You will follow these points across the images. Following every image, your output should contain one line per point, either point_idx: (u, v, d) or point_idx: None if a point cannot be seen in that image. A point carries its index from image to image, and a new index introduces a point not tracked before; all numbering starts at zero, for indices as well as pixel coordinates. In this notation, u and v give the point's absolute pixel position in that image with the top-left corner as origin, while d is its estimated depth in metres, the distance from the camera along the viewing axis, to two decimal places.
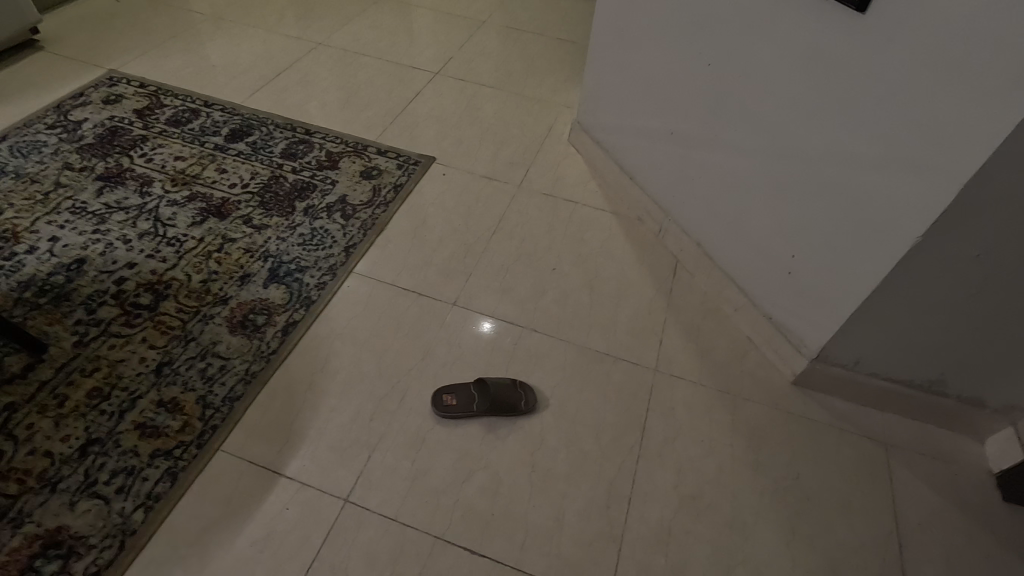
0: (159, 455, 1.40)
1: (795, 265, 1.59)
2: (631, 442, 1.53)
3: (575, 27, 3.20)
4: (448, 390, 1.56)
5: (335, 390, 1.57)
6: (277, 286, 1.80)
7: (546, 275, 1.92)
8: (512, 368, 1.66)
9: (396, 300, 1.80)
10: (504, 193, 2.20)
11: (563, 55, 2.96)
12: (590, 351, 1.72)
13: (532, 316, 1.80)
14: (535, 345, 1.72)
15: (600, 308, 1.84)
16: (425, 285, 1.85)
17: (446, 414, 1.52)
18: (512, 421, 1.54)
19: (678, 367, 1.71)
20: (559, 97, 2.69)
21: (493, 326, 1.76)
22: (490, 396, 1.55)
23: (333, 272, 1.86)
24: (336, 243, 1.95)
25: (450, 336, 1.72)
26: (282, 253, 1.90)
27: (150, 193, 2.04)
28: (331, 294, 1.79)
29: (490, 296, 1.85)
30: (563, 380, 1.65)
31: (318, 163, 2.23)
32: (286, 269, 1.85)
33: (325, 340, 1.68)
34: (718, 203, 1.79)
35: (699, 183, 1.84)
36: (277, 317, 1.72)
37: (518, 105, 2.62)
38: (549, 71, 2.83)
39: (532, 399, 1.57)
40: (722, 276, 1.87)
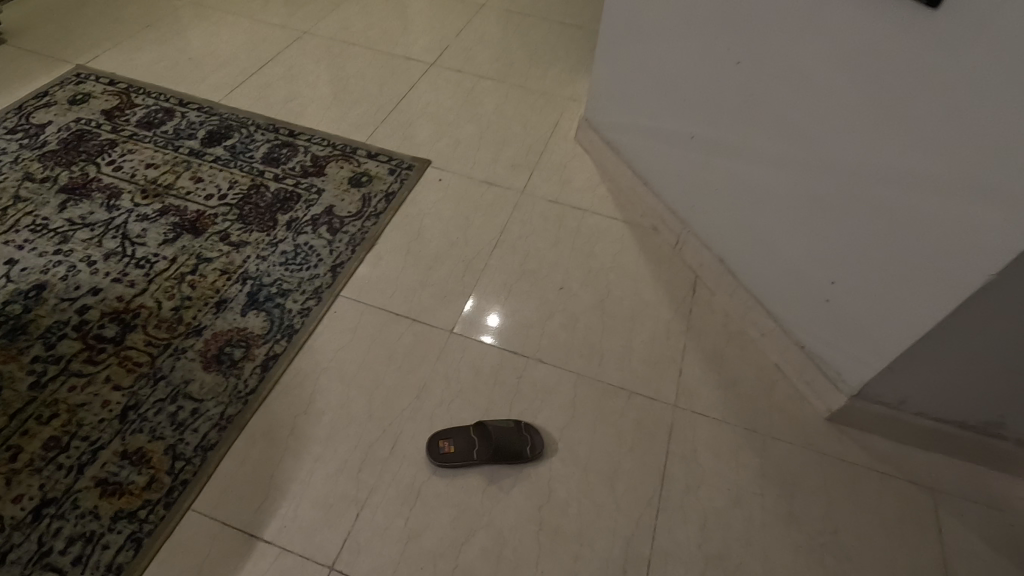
0: (122, 518, 1.26)
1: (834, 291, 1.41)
2: (649, 493, 1.38)
3: (581, 11, 2.97)
4: (445, 434, 1.41)
5: (319, 436, 1.41)
6: (256, 313, 1.63)
7: (553, 295, 1.75)
8: (516, 406, 1.50)
9: (387, 328, 1.63)
10: (506, 201, 2.02)
11: (570, 42, 2.74)
12: (603, 384, 1.56)
13: (538, 344, 1.63)
14: (542, 379, 1.56)
15: (613, 334, 1.67)
16: (420, 309, 1.68)
17: (443, 463, 1.36)
18: (517, 469, 1.39)
19: (700, 402, 1.54)
20: (565, 90, 2.48)
21: (495, 356, 1.59)
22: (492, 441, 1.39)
23: (319, 295, 1.69)
24: (322, 262, 1.78)
25: (448, 370, 1.55)
26: (262, 274, 1.73)
27: (118, 207, 1.87)
28: (316, 322, 1.63)
29: (491, 321, 1.68)
30: (573, 419, 1.48)
31: (302, 169, 2.04)
32: (266, 294, 1.68)
33: (309, 376, 1.51)
34: (745, 217, 1.61)
35: (724, 193, 1.65)
36: (255, 350, 1.55)
37: (521, 99, 2.41)
38: (554, 61, 2.61)
39: (539, 444, 1.41)
40: (747, 296, 1.69)
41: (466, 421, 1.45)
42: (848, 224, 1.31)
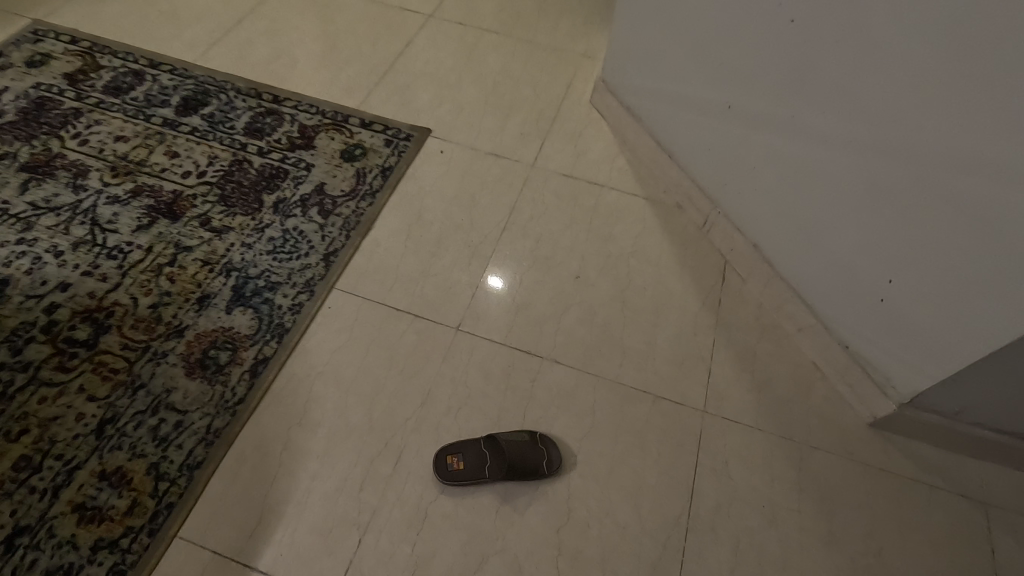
0: (103, 547, 1.16)
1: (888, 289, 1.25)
2: (677, 511, 1.26)
3: None
4: (453, 448, 1.29)
5: (316, 451, 1.29)
6: (243, 310, 1.48)
7: (569, 286, 1.59)
8: (530, 414, 1.37)
9: (387, 325, 1.48)
10: (515, 176, 1.82)
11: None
12: (624, 388, 1.42)
13: (553, 343, 1.48)
14: (558, 383, 1.42)
15: (636, 330, 1.52)
16: (423, 304, 1.53)
17: (451, 480, 1.25)
18: (533, 487, 1.27)
19: (730, 407, 1.41)
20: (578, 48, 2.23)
21: (506, 357, 1.45)
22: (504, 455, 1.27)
23: (311, 289, 1.53)
24: (313, 250, 1.61)
25: (454, 373, 1.41)
26: (248, 265, 1.57)
27: (86, 187, 1.68)
28: (308, 319, 1.48)
29: (501, 315, 1.52)
30: (593, 429, 1.36)
31: (289, 141, 1.84)
32: (253, 288, 1.53)
33: (303, 382, 1.38)
34: (787, 199, 1.42)
35: (763, 171, 1.45)
36: (243, 353, 1.41)
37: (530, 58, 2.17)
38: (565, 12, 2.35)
39: (556, 458, 1.29)
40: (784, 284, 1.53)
41: (476, 434, 1.33)
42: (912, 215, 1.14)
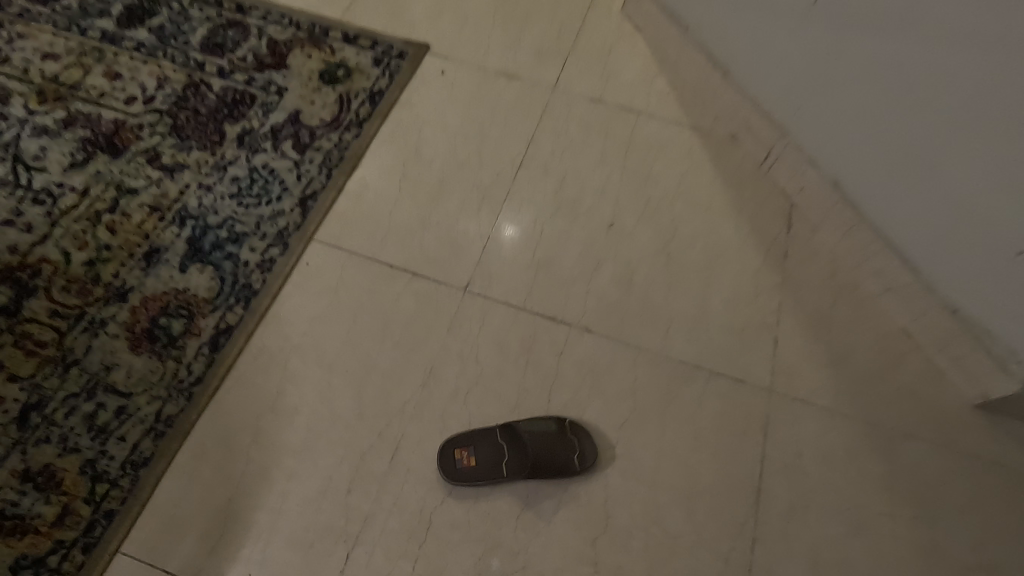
0: (27, 566, 0.94)
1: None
2: (738, 518, 1.03)
3: None
4: (462, 440, 1.05)
5: (293, 446, 1.05)
6: (200, 268, 1.20)
7: (601, 237, 1.30)
8: (556, 397, 1.12)
9: (379, 287, 1.21)
10: (534, 100, 1.49)
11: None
12: (672, 363, 1.16)
13: (582, 308, 1.21)
14: (589, 358, 1.16)
15: (684, 291, 1.24)
16: (422, 260, 1.25)
17: (460, 480, 1.02)
18: (561, 487, 1.03)
19: (802, 388, 1.15)
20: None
21: (525, 326, 1.19)
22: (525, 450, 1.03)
23: (284, 243, 1.25)
24: (287, 193, 1.31)
25: (461, 347, 1.16)
26: (206, 212, 1.27)
27: (7, 116, 1.37)
28: (281, 281, 1.20)
29: (520, 274, 1.24)
30: (635, 415, 1.10)
31: (257, 60, 1.50)
32: (213, 240, 1.24)
33: (276, 359, 1.12)
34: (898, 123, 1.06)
35: (861, 84, 1.09)
36: (200, 322, 1.15)
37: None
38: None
39: (590, 452, 1.05)
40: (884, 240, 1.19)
41: (489, 421, 1.08)
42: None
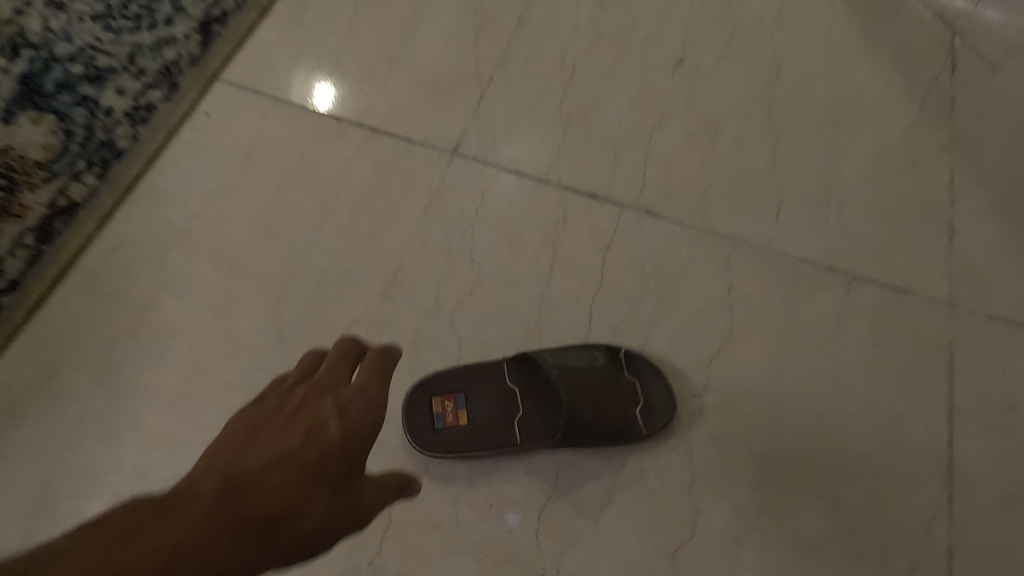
0: None
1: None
2: (912, 518, 0.60)
3: None
4: (446, 383, 0.63)
5: (161, 393, 0.63)
6: (31, 114, 0.75)
7: (668, 75, 0.83)
8: (603, 313, 0.69)
9: (320, 148, 0.77)
10: None
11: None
12: (788, 263, 0.72)
13: (641, 180, 0.77)
14: (654, 255, 0.72)
15: (800, 155, 0.79)
16: (390, 109, 0.80)
17: (439, 449, 0.61)
18: (610, 460, 0.62)
19: (1003, 305, 0.70)
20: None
21: (551, 207, 0.75)
22: (553, 401, 0.61)
23: (170, 84, 0.79)
24: (178, 6, 0.82)
25: (450, 237, 0.72)
26: (46, 29, 0.79)
27: None
28: (164, 142, 0.76)
29: (542, 130, 0.80)
30: (731, 343, 0.67)
31: None
32: (56, 73, 0.77)
33: (145, 256, 0.69)
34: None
35: None
36: (27, 196, 0.71)
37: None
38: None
39: (661, 404, 0.62)
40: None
41: (492, 352, 0.67)
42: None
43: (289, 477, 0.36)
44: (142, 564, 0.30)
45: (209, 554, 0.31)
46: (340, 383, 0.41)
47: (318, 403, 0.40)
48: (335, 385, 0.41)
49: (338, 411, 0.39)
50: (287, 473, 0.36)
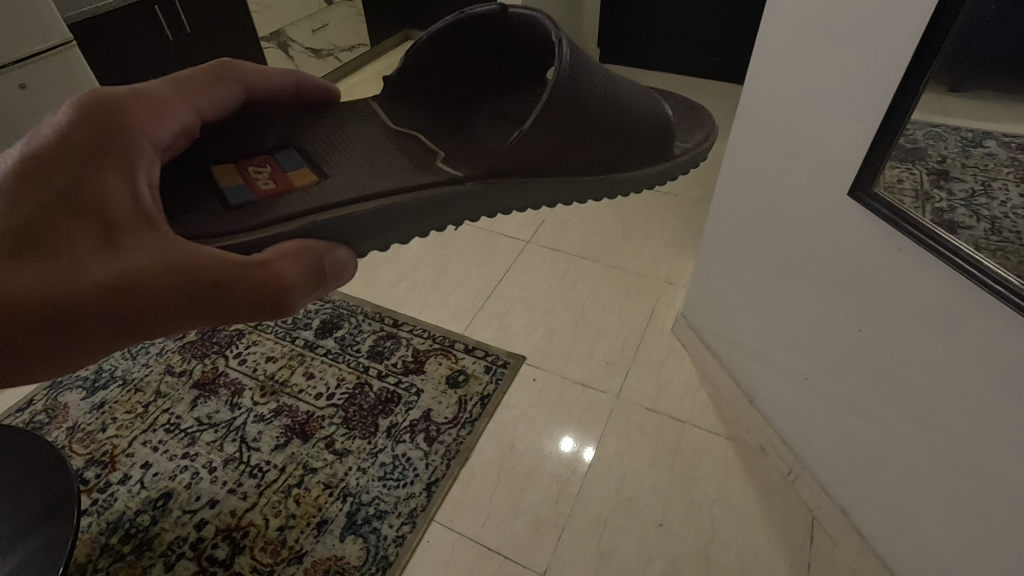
0: None
1: (931, 282, 0.57)
2: None
3: (717, 49, 1.95)
4: (236, 146, 0.53)
5: None
6: (265, 423, 0.99)
7: (588, 265, 1.27)
8: (625, 492, 0.88)
9: (428, 328, 1.15)
10: (636, 298, 1.19)
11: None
12: (723, 389, 1.01)
13: (633, 349, 1.09)
14: (692, 112, 0.69)
15: (755, 379, 0.93)
16: (446, 323, 1.16)
17: (266, 213, 0.47)
18: (617, 150, 0.56)
19: None
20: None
21: (570, 358, 1.08)
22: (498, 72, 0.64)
23: (354, 358, 1.09)
24: (305, 323, 1.16)
25: (503, 417, 0.99)
26: (226, 383, 1.05)
27: (139, 361, 1.10)
28: (405, 397, 1.02)
29: (619, 427, 0.97)
30: (702, 144, 0.62)
31: (405, 367, 1.07)
32: (255, 390, 1.04)
33: (419, 492, 0.90)
34: (779, 71, 0.70)
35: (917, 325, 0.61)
36: (323, 495, 0.90)
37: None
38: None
39: (648, 104, 0.58)
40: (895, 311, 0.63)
41: None
42: (961, 30, 0.47)
43: (45, 261, 0.38)
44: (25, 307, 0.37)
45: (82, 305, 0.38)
46: (168, 109, 0.46)
47: (132, 123, 0.43)
48: (157, 120, 0.45)
49: (96, 144, 0.41)
50: (40, 258, 0.38)
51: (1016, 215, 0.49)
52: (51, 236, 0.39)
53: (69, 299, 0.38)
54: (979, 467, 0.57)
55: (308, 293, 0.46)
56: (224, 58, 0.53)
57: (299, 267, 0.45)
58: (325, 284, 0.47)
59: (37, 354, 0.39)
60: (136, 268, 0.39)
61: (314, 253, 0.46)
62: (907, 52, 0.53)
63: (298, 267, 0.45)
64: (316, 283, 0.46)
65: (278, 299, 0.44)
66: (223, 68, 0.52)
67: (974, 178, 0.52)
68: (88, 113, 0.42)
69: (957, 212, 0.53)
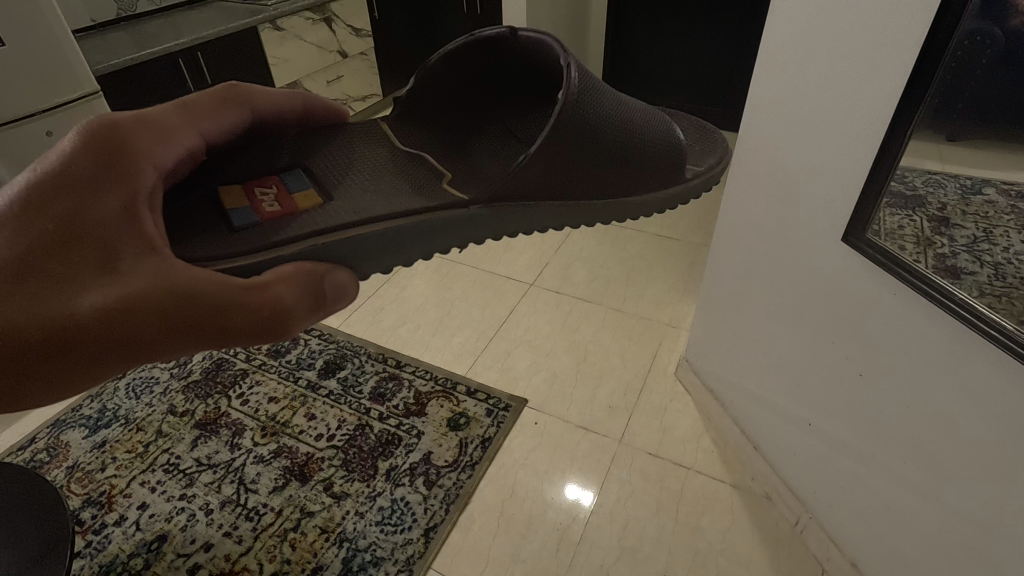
0: None
1: (929, 326, 0.57)
2: None
3: (715, 101, 2.02)
4: (245, 168, 0.53)
5: None
6: (264, 464, 0.98)
7: (591, 308, 1.28)
8: (628, 541, 0.86)
9: (431, 369, 1.15)
10: (638, 341, 1.19)
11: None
12: (727, 434, 0.99)
13: (636, 393, 1.08)
14: (703, 133, 0.65)
15: (760, 424, 0.92)
16: (448, 364, 1.16)
17: (270, 235, 0.46)
18: (627, 177, 0.52)
19: None
20: None
21: (573, 402, 1.07)
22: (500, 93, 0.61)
23: (355, 399, 1.09)
24: (309, 364, 1.17)
25: (504, 462, 0.98)
26: (228, 423, 1.05)
27: (143, 399, 1.11)
28: (406, 439, 1.01)
29: (622, 473, 0.95)
30: (713, 169, 0.58)
31: (406, 409, 1.07)
32: (255, 431, 1.04)
33: (417, 538, 0.88)
34: (773, 117, 0.73)
35: (915, 371, 0.60)
36: (320, 540, 0.88)
37: (298, 31, 1.79)
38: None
39: (660, 127, 0.54)
40: (896, 356, 0.62)
41: None
42: (950, 84, 0.48)
43: (46, 286, 0.37)
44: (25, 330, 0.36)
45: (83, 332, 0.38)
46: (173, 135, 0.46)
47: (136, 149, 0.43)
48: (162, 147, 0.45)
49: (101, 169, 0.41)
50: (42, 284, 0.37)
51: (1020, 260, 0.48)
52: (54, 263, 0.38)
53: (69, 324, 0.37)
54: (986, 519, 0.55)
55: (307, 315, 0.45)
56: (232, 81, 0.52)
57: (297, 291, 0.44)
58: (327, 307, 0.46)
59: (38, 382, 0.38)
60: (135, 293, 0.38)
61: (313, 277, 0.45)
62: (894, 99, 0.55)
63: (297, 289, 0.44)
64: (316, 305, 0.46)
65: (278, 326, 0.43)
66: (230, 92, 0.51)
67: (975, 225, 0.51)
68: (95, 140, 0.41)
69: (959, 257, 0.53)
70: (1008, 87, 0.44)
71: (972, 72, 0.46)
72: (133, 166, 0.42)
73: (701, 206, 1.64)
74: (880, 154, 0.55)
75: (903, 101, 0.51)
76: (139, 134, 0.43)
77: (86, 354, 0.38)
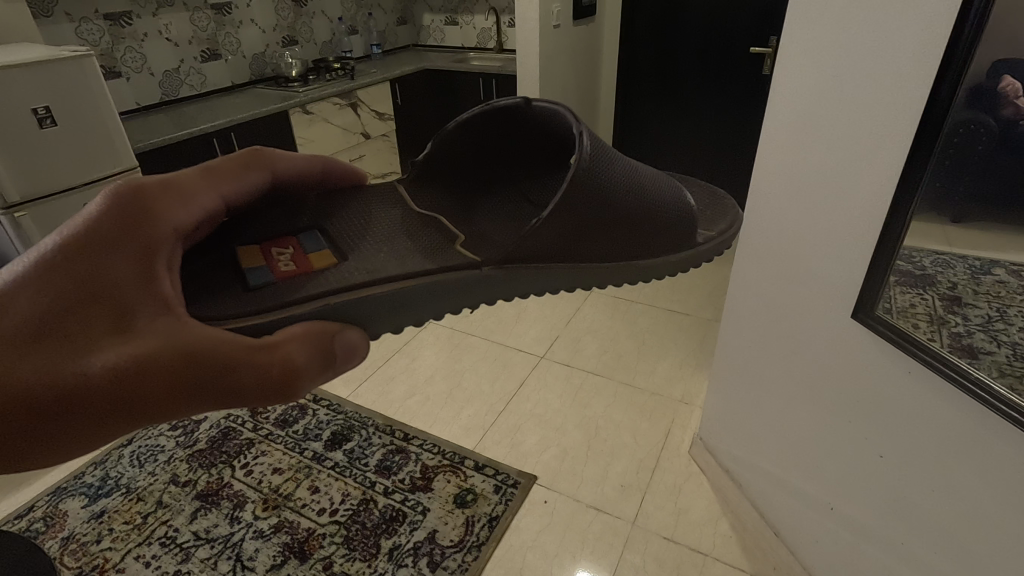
0: None
1: (951, 406, 0.56)
2: None
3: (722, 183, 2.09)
4: (266, 227, 0.56)
5: None
6: (263, 540, 0.95)
7: (601, 382, 1.27)
8: None
9: (438, 443, 1.13)
10: (649, 417, 1.17)
11: (447, 22, 2.53)
12: (746, 518, 0.95)
13: (648, 472, 1.05)
14: (714, 199, 0.63)
15: (778, 507, 0.88)
16: (456, 438, 1.14)
17: (287, 294, 0.47)
18: (639, 243, 0.52)
19: None
20: None
21: (584, 479, 1.04)
22: (512, 165, 0.64)
23: (360, 473, 1.07)
24: (315, 435, 1.15)
25: (511, 543, 0.94)
26: (229, 495, 1.03)
27: (146, 468, 1.09)
28: (410, 516, 0.98)
29: (633, 556, 0.91)
30: (725, 235, 0.56)
31: (409, 484, 1.04)
32: (257, 504, 1.01)
33: None
34: (779, 194, 0.75)
35: (938, 451, 0.58)
36: None
37: (327, 114, 1.90)
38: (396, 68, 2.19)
39: (671, 193, 0.54)
40: (916, 435, 0.60)
41: None
42: (949, 167, 0.50)
43: (59, 347, 0.37)
44: (34, 392, 0.36)
45: (90, 393, 0.38)
46: (195, 201, 0.48)
47: (160, 212, 0.44)
48: (184, 211, 0.46)
49: (123, 232, 0.41)
50: (55, 344, 0.37)
51: None
52: (68, 326, 0.38)
53: (78, 385, 0.37)
54: None
55: (316, 375, 0.45)
56: (255, 147, 0.55)
57: (309, 350, 0.44)
58: (336, 365, 0.46)
59: (42, 444, 0.38)
60: (147, 355, 0.38)
61: (320, 334, 0.45)
62: (893, 177, 0.57)
63: (307, 351, 0.44)
64: (325, 365, 0.45)
65: (284, 387, 0.44)
66: (252, 159, 0.55)
67: (987, 304, 0.50)
68: (120, 204, 0.42)
69: (974, 336, 0.52)
70: (1000, 172, 0.45)
71: (970, 157, 0.48)
72: (155, 226, 0.43)
73: (709, 281, 1.66)
74: (887, 226, 0.57)
75: (904, 181, 0.54)
76: (163, 197, 0.45)
77: (91, 414, 0.38)
